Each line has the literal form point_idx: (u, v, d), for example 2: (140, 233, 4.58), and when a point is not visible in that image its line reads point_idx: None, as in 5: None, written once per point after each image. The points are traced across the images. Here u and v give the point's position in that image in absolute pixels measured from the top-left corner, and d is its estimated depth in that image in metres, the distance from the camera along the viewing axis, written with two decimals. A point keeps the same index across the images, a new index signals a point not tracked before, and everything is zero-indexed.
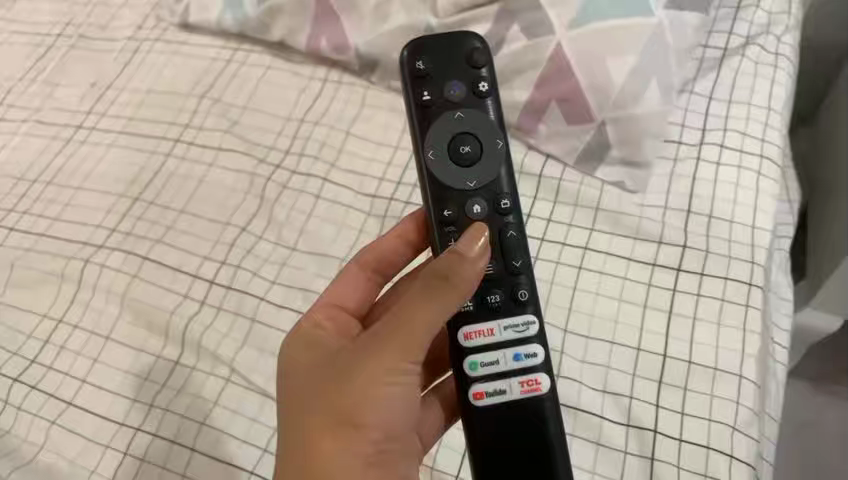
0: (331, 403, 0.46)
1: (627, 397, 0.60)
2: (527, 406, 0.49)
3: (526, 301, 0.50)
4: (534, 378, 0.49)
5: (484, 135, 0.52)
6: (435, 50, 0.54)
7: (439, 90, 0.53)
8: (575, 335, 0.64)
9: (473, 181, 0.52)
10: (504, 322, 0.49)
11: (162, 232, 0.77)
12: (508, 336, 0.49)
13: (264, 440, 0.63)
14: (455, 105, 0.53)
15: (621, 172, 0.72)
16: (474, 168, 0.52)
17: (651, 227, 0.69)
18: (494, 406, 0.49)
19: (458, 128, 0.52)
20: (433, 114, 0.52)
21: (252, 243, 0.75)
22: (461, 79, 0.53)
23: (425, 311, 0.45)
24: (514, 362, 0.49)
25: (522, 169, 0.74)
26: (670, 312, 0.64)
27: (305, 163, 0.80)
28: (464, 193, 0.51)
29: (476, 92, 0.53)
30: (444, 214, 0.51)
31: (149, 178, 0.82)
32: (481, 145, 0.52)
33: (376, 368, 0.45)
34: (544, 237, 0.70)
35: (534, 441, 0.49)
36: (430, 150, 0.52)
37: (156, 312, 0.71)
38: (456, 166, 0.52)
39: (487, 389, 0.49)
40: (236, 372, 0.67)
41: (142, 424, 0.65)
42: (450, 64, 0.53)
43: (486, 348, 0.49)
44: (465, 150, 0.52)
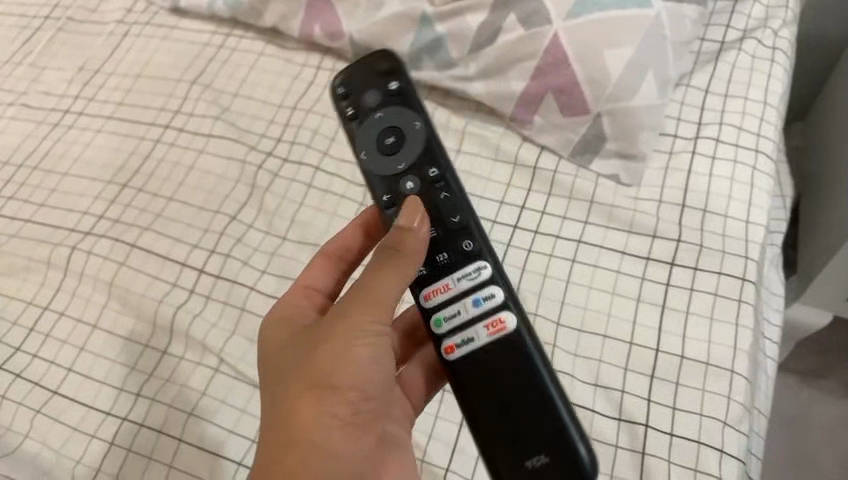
0: (307, 371, 0.45)
1: (618, 391, 0.60)
2: (502, 346, 0.48)
3: (473, 250, 0.50)
4: (497, 318, 0.48)
5: (405, 121, 0.54)
6: (347, 73, 0.57)
7: (358, 100, 0.56)
8: (568, 328, 0.64)
9: (401, 164, 0.53)
10: (458, 274, 0.49)
11: (151, 219, 0.76)
12: (464, 287, 0.49)
13: (252, 430, 0.62)
14: (374, 107, 0.55)
15: (616, 166, 0.71)
16: (400, 152, 0.53)
17: (645, 221, 0.68)
18: (468, 354, 0.48)
19: (381, 123, 0.54)
20: (357, 122, 0.55)
21: (242, 232, 0.74)
22: (376, 83, 0.56)
23: (386, 273, 0.46)
24: (475, 309, 0.49)
25: (517, 161, 0.74)
26: (665, 306, 0.64)
27: (296, 151, 0.78)
28: (397, 176, 0.53)
29: (389, 91, 0.55)
30: (383, 200, 0.52)
31: (138, 165, 0.80)
32: (402, 131, 0.54)
33: (348, 330, 0.45)
34: (537, 230, 0.69)
35: (516, 381, 0.47)
36: (361, 151, 0.54)
37: (144, 301, 0.70)
38: (385, 156, 0.53)
39: (455, 341, 0.48)
40: (225, 362, 0.66)
41: (128, 413, 0.65)
42: (363, 76, 0.56)
43: (446, 302, 0.49)
44: (390, 141, 0.53)
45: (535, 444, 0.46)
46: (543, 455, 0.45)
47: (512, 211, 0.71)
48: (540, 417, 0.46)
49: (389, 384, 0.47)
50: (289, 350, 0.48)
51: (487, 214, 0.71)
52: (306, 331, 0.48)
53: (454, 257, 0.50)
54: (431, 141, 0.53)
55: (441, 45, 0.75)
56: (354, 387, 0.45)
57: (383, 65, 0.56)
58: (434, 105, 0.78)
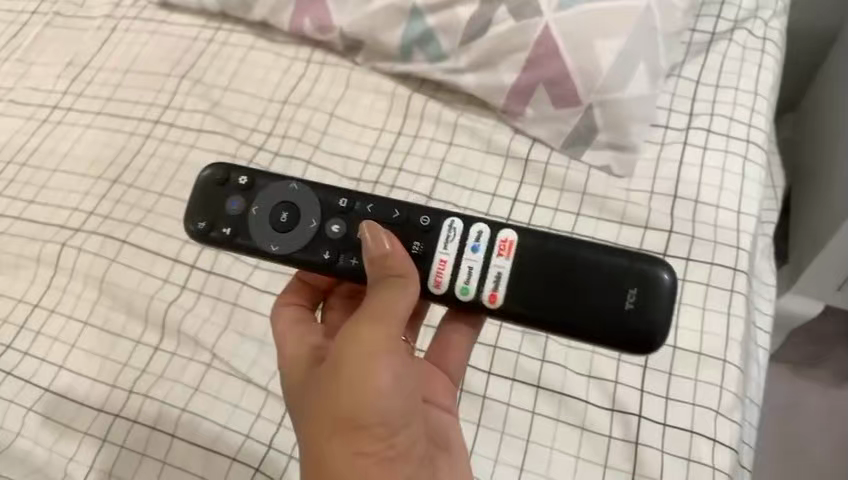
0: (331, 422, 0.43)
1: (612, 381, 0.60)
2: (527, 257, 0.49)
3: (431, 221, 0.50)
4: (500, 242, 0.49)
5: (277, 197, 0.52)
6: (196, 206, 0.54)
7: (223, 214, 0.53)
8: None
9: (311, 226, 0.51)
10: (442, 246, 0.49)
11: (142, 215, 0.76)
12: (454, 248, 0.49)
13: (247, 425, 0.62)
14: (242, 209, 0.53)
15: (608, 156, 0.71)
16: (302, 217, 0.52)
17: (637, 212, 0.68)
18: (512, 292, 0.48)
19: (266, 211, 0.52)
20: (246, 234, 0.52)
21: None
22: (227, 189, 0.53)
23: (387, 302, 0.44)
24: (478, 255, 0.49)
25: (509, 153, 0.73)
26: None
27: (288, 146, 0.78)
28: (319, 232, 0.51)
29: (243, 188, 0.53)
30: (325, 258, 0.51)
31: (128, 161, 0.80)
32: (287, 202, 0.52)
33: (363, 367, 0.42)
34: (529, 222, 0.70)
35: (551, 268, 0.48)
36: (270, 245, 0.51)
37: (136, 297, 0.70)
38: (295, 231, 0.51)
39: (490, 288, 0.48)
40: (217, 358, 0.66)
41: (121, 410, 0.64)
42: (209, 196, 0.53)
43: (455, 273, 0.49)
44: (285, 217, 0.52)
45: (619, 288, 0.47)
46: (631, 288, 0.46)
47: (504, 204, 0.71)
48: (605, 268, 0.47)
49: (414, 408, 0.44)
50: (307, 395, 0.45)
51: (480, 207, 0.71)
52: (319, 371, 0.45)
53: (428, 236, 0.50)
54: (319, 188, 0.52)
55: (432, 37, 0.74)
56: (381, 425, 0.42)
57: (219, 173, 0.54)
58: (426, 97, 0.78)
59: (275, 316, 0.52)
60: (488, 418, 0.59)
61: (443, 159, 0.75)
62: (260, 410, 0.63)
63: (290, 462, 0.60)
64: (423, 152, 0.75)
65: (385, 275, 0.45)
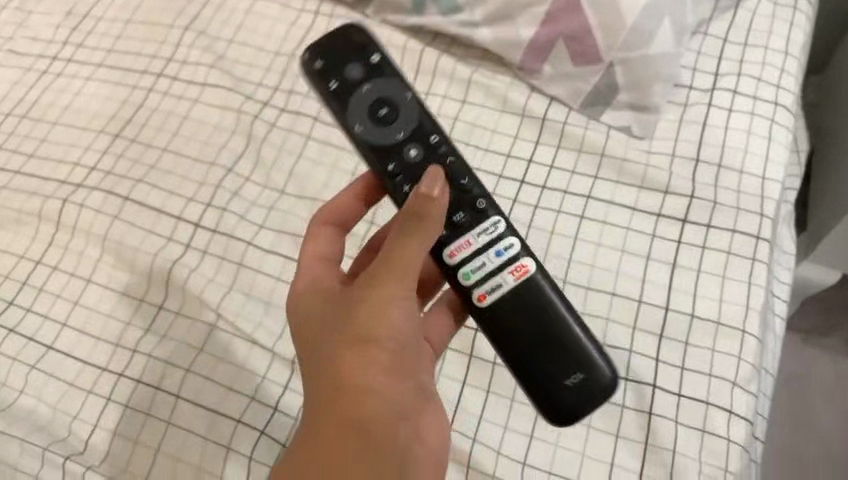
0: (345, 339, 0.42)
1: (626, 350, 0.58)
2: (528, 291, 0.49)
3: (485, 209, 0.50)
4: (521, 264, 0.49)
5: (391, 93, 0.51)
6: (326, 47, 0.53)
7: (341, 74, 0.52)
8: (574, 285, 0.62)
9: (397, 132, 0.51)
10: (479, 232, 0.49)
11: (145, 172, 0.73)
12: (485, 241, 0.49)
13: (252, 387, 0.61)
14: (356, 80, 0.52)
15: (629, 116, 0.68)
16: (398, 122, 0.51)
17: (657, 176, 0.66)
18: (503, 302, 0.49)
19: (373, 95, 0.51)
20: (346, 100, 0.51)
21: (239, 185, 0.71)
22: (356, 56, 0.52)
23: (417, 236, 0.44)
24: (498, 259, 0.49)
25: (525, 112, 0.70)
26: (675, 264, 0.62)
27: (294, 101, 0.76)
28: (399, 143, 0.51)
29: (371, 64, 0.52)
30: (388, 169, 0.50)
31: (130, 115, 0.77)
32: (394, 101, 0.51)
33: (386, 287, 0.43)
34: (544, 185, 0.67)
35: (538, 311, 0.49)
36: (356, 124, 0.51)
37: (139, 256, 0.68)
38: (382, 128, 0.51)
39: (487, 290, 0.49)
40: (222, 319, 0.64)
41: (125, 369, 0.63)
42: (340, 50, 0.52)
43: (470, 256, 0.49)
44: (385, 111, 0.51)
45: (569, 365, 0.48)
46: (580, 374, 0.48)
47: (518, 166, 0.68)
48: (572, 346, 0.49)
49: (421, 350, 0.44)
50: (318, 320, 0.44)
51: (493, 168, 0.68)
52: (334, 300, 0.45)
53: (476, 217, 0.50)
54: (425, 110, 0.52)
55: None
56: (392, 345, 0.42)
57: (361, 38, 0.53)
58: (439, 52, 0.74)
59: (311, 230, 0.54)
60: (498, 384, 0.58)
61: (455, 117, 0.72)
62: (265, 372, 0.61)
63: (296, 425, 0.59)
64: (434, 110, 0.72)
65: (421, 210, 0.44)
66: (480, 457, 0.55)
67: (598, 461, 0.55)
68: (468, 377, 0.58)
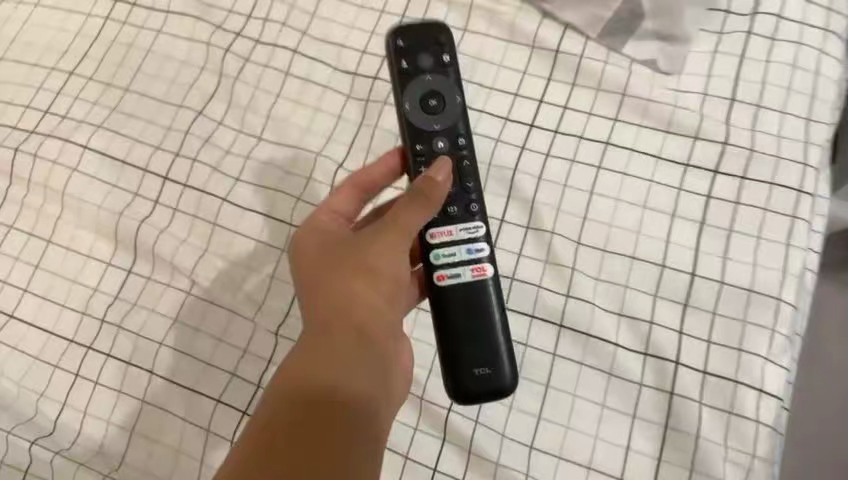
0: (351, 271, 0.43)
1: (647, 322, 0.52)
2: (478, 293, 0.49)
3: (475, 212, 0.50)
4: (484, 267, 0.50)
5: (448, 89, 0.51)
6: (410, 27, 0.52)
7: (415, 55, 0.52)
8: (590, 247, 0.55)
9: (436, 123, 0.51)
10: (462, 227, 0.50)
11: (105, 115, 0.65)
12: (464, 238, 0.50)
13: (232, 362, 0.55)
14: (426, 65, 0.52)
15: (654, 47, 0.59)
16: (439, 117, 0.51)
17: (686, 118, 0.57)
18: (456, 291, 0.49)
19: (431, 87, 0.51)
20: (407, 79, 0.51)
21: (211, 130, 0.63)
22: (432, 44, 0.52)
23: (420, 208, 0.45)
24: (467, 255, 0.50)
25: (535, 44, 0.61)
26: (703, 223, 0.54)
27: (271, 31, 0.67)
28: (430, 133, 0.51)
29: (440, 61, 0.52)
30: (415, 150, 0.51)
31: (86, 49, 0.69)
32: (444, 98, 0.51)
33: (401, 235, 0.44)
34: (557, 129, 0.59)
35: (476, 305, 0.49)
36: (406, 104, 0.51)
37: (103, 213, 0.61)
38: (423, 116, 0.51)
39: (447, 274, 0.49)
40: (197, 286, 0.58)
41: (94, 342, 0.57)
42: (422, 32, 0.52)
43: (447, 242, 0.50)
44: (433, 103, 0.51)
45: (483, 358, 0.49)
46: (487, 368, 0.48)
47: (527, 107, 0.60)
48: (491, 348, 0.49)
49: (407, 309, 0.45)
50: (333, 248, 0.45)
51: (499, 110, 0.60)
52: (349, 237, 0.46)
53: (466, 213, 0.50)
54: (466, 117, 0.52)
55: None
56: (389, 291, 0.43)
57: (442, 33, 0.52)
58: None
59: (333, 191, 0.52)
60: None
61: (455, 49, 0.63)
62: (246, 346, 0.56)
63: None
64: None
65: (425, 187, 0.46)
66: (482, 439, 0.51)
67: (613, 445, 0.50)
68: None
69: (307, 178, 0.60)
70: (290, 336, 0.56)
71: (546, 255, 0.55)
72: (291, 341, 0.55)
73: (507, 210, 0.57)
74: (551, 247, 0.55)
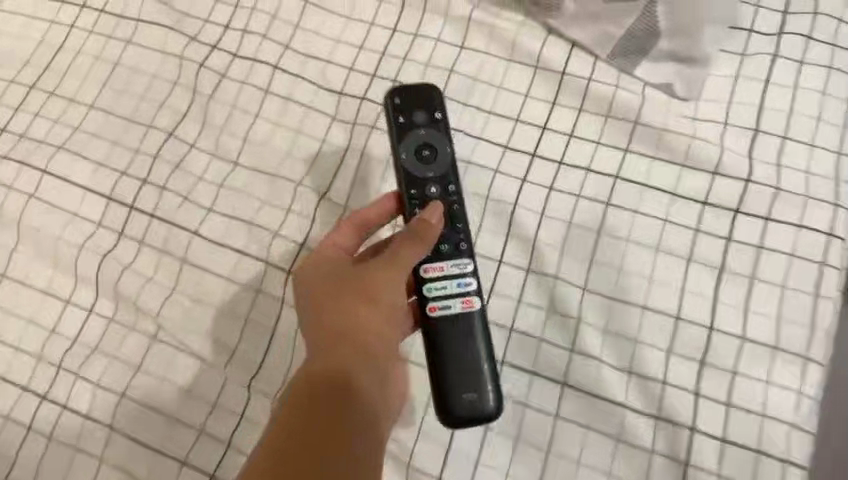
0: (353, 298, 0.42)
1: (659, 383, 0.47)
2: (469, 326, 0.46)
3: (465, 249, 0.47)
4: (474, 299, 0.46)
5: (442, 139, 0.49)
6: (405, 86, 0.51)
7: (409, 108, 0.50)
8: (597, 295, 0.49)
9: (430, 171, 0.49)
10: (452, 261, 0.46)
11: (67, 135, 0.60)
12: (455, 273, 0.46)
13: (200, 418, 0.50)
14: (421, 117, 0.50)
15: (671, 69, 0.54)
16: (431, 168, 0.49)
17: (705, 152, 0.52)
18: (447, 324, 0.45)
19: (424, 139, 0.49)
20: (402, 130, 0.49)
21: (183, 154, 0.58)
22: (427, 98, 0.50)
23: (418, 245, 0.44)
24: (455, 287, 0.46)
25: (539, 64, 0.56)
26: (723, 270, 0.49)
27: (250, 43, 0.61)
28: (422, 182, 0.48)
29: (433, 116, 0.50)
30: (410, 195, 0.48)
31: (49, 61, 0.63)
32: (437, 150, 0.49)
33: (402, 265, 0.43)
34: (561, 160, 0.53)
35: (469, 328, 0.45)
36: (401, 154, 0.49)
37: (62, 245, 0.56)
38: (416, 165, 0.48)
39: (437, 304, 0.45)
40: (163, 330, 0.53)
41: (49, 391, 0.52)
42: (416, 86, 0.51)
43: (437, 276, 0.46)
44: (425, 154, 0.49)
45: (472, 382, 0.44)
46: (474, 394, 0.44)
47: (529, 134, 0.54)
48: (478, 372, 0.45)
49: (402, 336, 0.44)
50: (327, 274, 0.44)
51: (498, 138, 0.54)
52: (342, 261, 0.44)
53: (456, 249, 0.46)
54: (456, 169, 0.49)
55: None
56: (390, 321, 0.42)
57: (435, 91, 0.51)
58: None
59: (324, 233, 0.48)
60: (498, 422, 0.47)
61: (451, 68, 0.57)
62: (217, 399, 0.51)
63: None
64: (424, 58, 0.58)
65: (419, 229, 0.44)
66: None
67: None
68: None
69: (286, 209, 0.55)
70: (265, 389, 0.51)
71: (549, 303, 0.50)
72: (266, 395, 0.50)
73: (506, 251, 0.51)
74: (554, 293, 0.50)
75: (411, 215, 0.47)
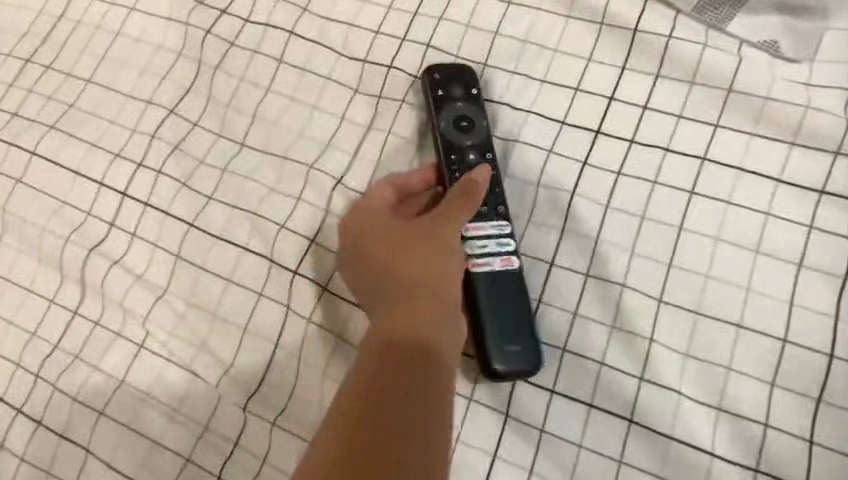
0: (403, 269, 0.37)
1: (759, 424, 0.36)
2: (509, 287, 0.39)
3: (504, 211, 0.41)
4: (513, 259, 0.40)
5: (479, 112, 0.43)
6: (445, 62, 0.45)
7: (448, 76, 0.44)
8: (676, 308, 0.39)
9: (469, 140, 0.43)
10: (490, 221, 0.40)
11: (60, 113, 0.53)
12: (494, 233, 0.40)
13: (188, 444, 0.42)
14: (460, 87, 0.44)
15: (776, 21, 0.43)
16: (469, 138, 0.43)
17: (822, 126, 0.40)
18: (487, 283, 0.39)
19: (462, 111, 0.43)
20: (439, 100, 0.43)
21: (184, 133, 0.50)
22: (469, 71, 0.45)
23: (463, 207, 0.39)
24: (493, 246, 0.40)
25: (605, 20, 0.45)
26: (847, 279, 0.38)
27: (263, 7, 0.53)
28: (461, 150, 0.42)
29: (470, 86, 0.44)
30: (450, 159, 0.42)
31: (47, 32, 0.56)
32: (474, 123, 0.43)
33: (451, 232, 0.38)
34: (633, 138, 0.42)
35: (510, 285, 0.39)
36: (439, 125, 0.43)
37: (48, 237, 0.49)
38: (453, 136, 0.43)
39: (479, 260, 0.39)
40: (152, 337, 0.45)
41: (24, 404, 0.45)
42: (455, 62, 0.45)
43: (475, 235, 0.40)
44: (463, 126, 0.43)
45: (514, 333, 0.38)
46: (518, 347, 0.38)
47: (591, 107, 0.44)
48: (524, 328, 0.38)
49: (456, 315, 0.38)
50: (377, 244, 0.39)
51: (552, 111, 0.44)
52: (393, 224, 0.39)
53: (495, 211, 0.41)
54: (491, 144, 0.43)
55: None
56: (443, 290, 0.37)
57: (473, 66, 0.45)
58: None
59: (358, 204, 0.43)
60: (545, 464, 0.38)
61: (495, 29, 0.47)
62: (208, 422, 0.42)
63: None
64: (464, 18, 0.48)
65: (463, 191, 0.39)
66: None
67: None
68: (498, 448, 0.38)
69: (295, 198, 0.46)
70: (264, 412, 0.42)
71: (613, 318, 0.39)
72: (265, 418, 0.42)
73: (560, 251, 0.41)
74: (621, 306, 0.39)
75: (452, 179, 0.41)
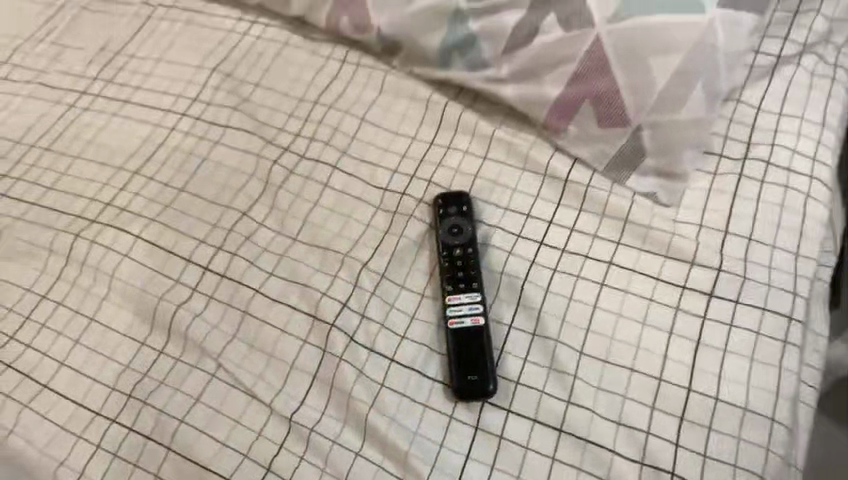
0: None
1: (644, 432, 0.55)
2: (476, 336, 0.59)
3: (477, 286, 0.62)
4: (479, 317, 0.60)
5: (467, 222, 0.65)
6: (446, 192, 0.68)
7: (447, 200, 0.67)
8: (591, 357, 0.58)
9: (458, 240, 0.64)
10: (466, 292, 0.61)
11: (159, 211, 0.73)
12: (467, 300, 0.61)
13: (245, 444, 0.58)
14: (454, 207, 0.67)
15: (654, 181, 0.66)
16: (458, 238, 0.64)
17: (684, 245, 0.63)
18: (461, 333, 0.59)
19: (454, 222, 0.65)
20: (440, 216, 0.66)
21: (252, 230, 0.70)
22: (463, 196, 0.67)
23: None
24: (466, 309, 0.60)
25: (547, 172, 0.69)
26: (699, 342, 0.58)
27: (315, 148, 0.75)
28: (452, 247, 0.64)
29: (462, 207, 0.67)
30: (443, 253, 0.64)
31: (151, 154, 0.77)
32: (462, 229, 0.65)
33: None
34: (564, 248, 0.64)
35: (475, 335, 0.59)
36: (439, 232, 0.65)
37: (145, 296, 0.67)
38: (447, 238, 0.65)
39: (455, 318, 0.60)
40: (223, 368, 0.62)
41: (118, 416, 0.61)
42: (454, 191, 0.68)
43: (454, 303, 0.61)
44: (454, 231, 0.65)
45: (474, 366, 0.58)
46: (476, 375, 0.57)
47: (538, 227, 0.66)
48: (482, 362, 0.58)
49: None
50: None
51: (512, 228, 0.66)
52: None
53: (469, 286, 0.61)
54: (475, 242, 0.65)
55: (476, 42, 0.70)
56: None
57: (465, 193, 0.68)
58: (463, 107, 0.74)
59: None
60: (503, 460, 0.55)
61: (476, 174, 0.70)
62: (261, 430, 0.59)
63: None
64: (455, 165, 0.71)
65: None
66: None
67: None
68: (471, 449, 0.56)
69: (333, 276, 0.66)
70: (303, 422, 0.59)
71: (549, 362, 0.59)
72: (304, 426, 0.58)
73: (515, 317, 0.61)
74: (555, 355, 0.59)
75: (443, 266, 0.63)
